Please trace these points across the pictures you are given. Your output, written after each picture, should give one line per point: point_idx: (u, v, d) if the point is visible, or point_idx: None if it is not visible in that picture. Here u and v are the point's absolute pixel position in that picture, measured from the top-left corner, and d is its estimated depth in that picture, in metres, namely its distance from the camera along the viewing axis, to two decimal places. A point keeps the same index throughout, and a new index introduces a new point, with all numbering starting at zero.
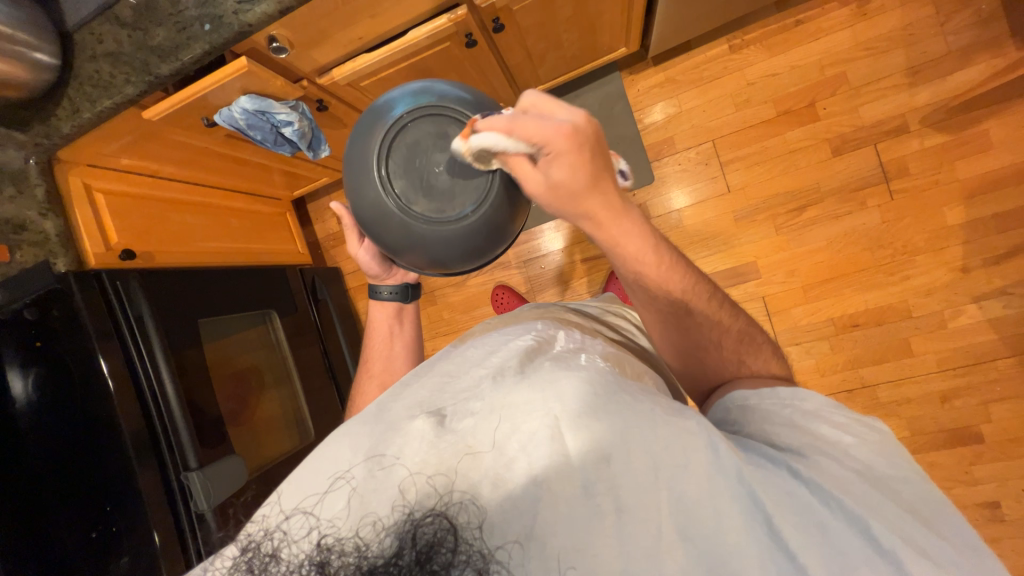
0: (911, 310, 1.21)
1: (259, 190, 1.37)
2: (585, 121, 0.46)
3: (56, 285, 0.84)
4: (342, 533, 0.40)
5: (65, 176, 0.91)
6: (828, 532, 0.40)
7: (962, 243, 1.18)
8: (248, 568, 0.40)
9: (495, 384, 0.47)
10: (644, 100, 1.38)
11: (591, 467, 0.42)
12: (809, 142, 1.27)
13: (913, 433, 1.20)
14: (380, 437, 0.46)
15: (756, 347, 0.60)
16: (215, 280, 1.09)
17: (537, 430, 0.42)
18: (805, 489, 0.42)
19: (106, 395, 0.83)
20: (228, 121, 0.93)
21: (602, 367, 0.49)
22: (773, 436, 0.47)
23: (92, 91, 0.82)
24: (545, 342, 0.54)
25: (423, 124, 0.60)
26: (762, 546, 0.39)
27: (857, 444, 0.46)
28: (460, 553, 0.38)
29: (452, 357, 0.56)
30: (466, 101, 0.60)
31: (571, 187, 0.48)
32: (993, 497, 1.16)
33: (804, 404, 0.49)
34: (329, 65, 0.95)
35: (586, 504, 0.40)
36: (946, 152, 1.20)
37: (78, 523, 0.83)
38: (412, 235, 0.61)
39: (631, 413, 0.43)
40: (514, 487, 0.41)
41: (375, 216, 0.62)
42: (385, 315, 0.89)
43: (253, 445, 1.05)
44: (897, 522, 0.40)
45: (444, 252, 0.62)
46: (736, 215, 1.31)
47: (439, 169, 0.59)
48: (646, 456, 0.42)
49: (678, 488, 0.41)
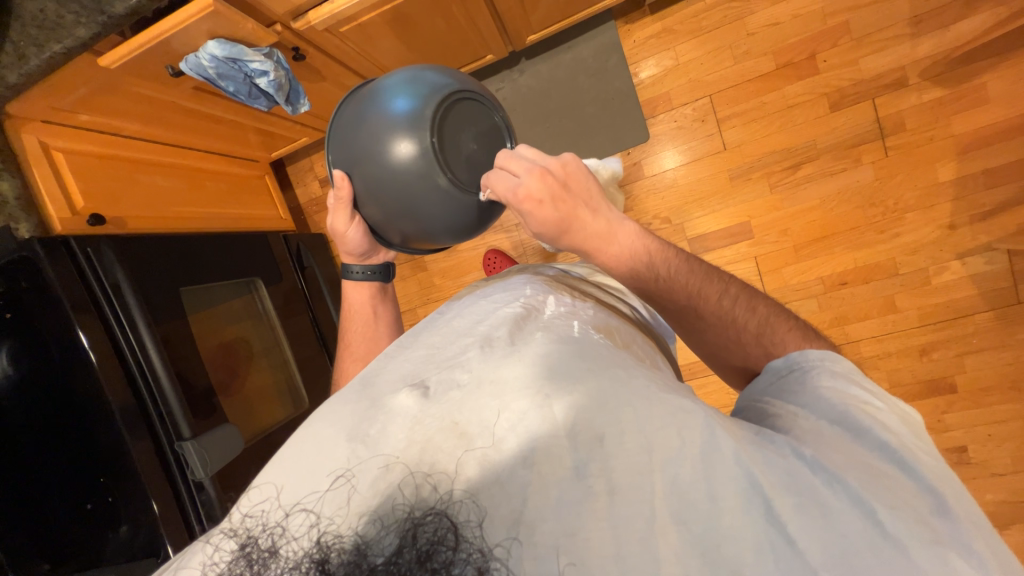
0: (898, 268, 1.23)
1: (232, 150, 1.28)
2: (532, 180, 0.59)
3: (21, 253, 0.79)
4: (342, 530, 0.38)
5: (17, 133, 0.82)
6: (827, 513, 0.39)
7: (951, 200, 1.19)
8: (248, 564, 0.38)
9: (483, 354, 0.46)
10: (639, 52, 1.31)
11: (582, 449, 0.40)
12: (808, 97, 1.24)
13: (891, 385, 1.26)
14: (365, 416, 0.44)
15: (781, 332, 0.59)
16: (196, 247, 1.04)
17: (523, 407, 0.41)
18: (809, 468, 0.41)
19: (87, 366, 0.80)
20: (195, 69, 0.85)
21: (591, 340, 0.48)
22: (795, 417, 0.48)
23: (36, 33, 0.73)
24: (533, 309, 0.52)
25: (421, 97, 0.67)
26: (761, 532, 0.38)
27: (885, 410, 0.48)
28: (460, 551, 0.36)
29: (439, 327, 0.54)
30: (450, 80, 0.70)
31: (541, 230, 0.62)
32: (961, 442, 1.23)
33: (833, 365, 0.52)
34: (304, 6, 0.88)
35: (576, 488, 0.39)
36: (942, 106, 1.18)
37: (71, 496, 0.82)
38: (435, 213, 0.69)
39: (625, 389, 0.42)
40: (502, 468, 0.39)
41: (397, 197, 0.69)
42: (360, 295, 0.87)
43: (246, 414, 1.04)
44: (907, 508, 0.41)
45: (463, 228, 0.73)
46: (730, 173, 1.29)
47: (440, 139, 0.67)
48: (639, 436, 0.41)
49: (672, 469, 0.40)
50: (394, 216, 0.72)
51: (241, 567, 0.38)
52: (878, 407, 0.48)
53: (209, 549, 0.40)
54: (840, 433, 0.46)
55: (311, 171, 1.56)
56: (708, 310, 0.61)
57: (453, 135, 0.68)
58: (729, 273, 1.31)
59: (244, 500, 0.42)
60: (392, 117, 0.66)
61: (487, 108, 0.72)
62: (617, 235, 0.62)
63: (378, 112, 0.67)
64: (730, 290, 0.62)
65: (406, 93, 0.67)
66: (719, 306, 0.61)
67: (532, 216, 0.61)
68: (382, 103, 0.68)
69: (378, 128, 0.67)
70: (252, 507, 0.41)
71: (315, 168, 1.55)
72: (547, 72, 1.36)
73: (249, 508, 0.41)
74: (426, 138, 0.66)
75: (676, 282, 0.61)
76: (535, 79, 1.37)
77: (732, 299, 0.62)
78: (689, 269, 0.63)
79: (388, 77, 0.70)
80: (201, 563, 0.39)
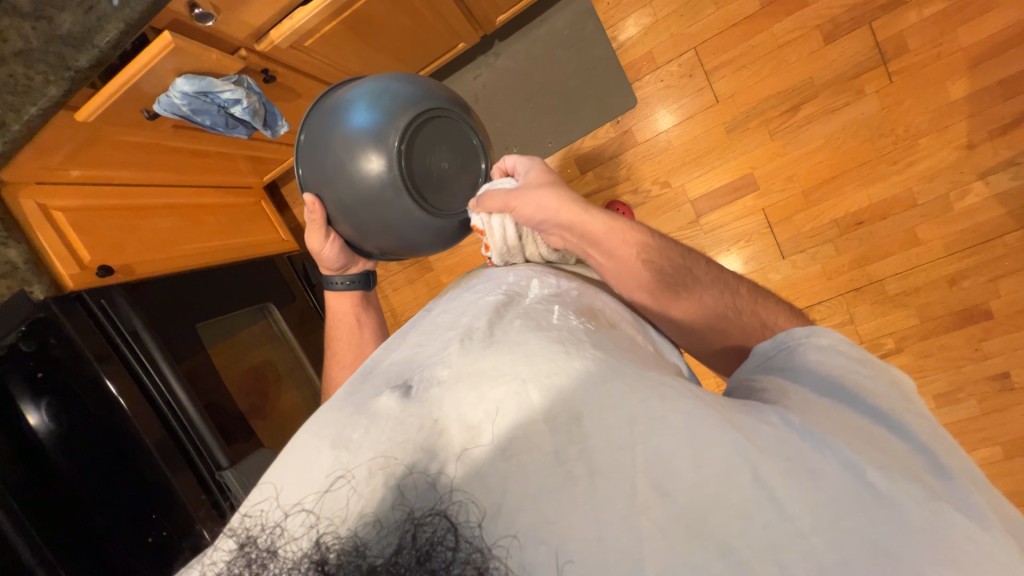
0: (916, 198, 1.17)
1: (225, 180, 1.29)
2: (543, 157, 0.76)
3: (39, 314, 0.81)
4: (342, 532, 0.36)
5: (16, 198, 0.84)
6: (815, 474, 0.37)
7: (967, 118, 1.12)
8: (246, 563, 0.35)
9: (463, 348, 0.44)
10: (615, 14, 1.26)
11: (560, 431, 0.38)
12: (800, 32, 1.18)
13: (922, 320, 1.21)
14: (348, 420, 0.42)
15: (769, 309, 0.59)
16: (204, 282, 1.07)
17: (502, 398, 0.39)
18: (800, 437, 0.39)
19: (118, 413, 0.83)
20: (170, 109, 0.86)
21: (575, 325, 0.46)
22: (785, 387, 0.46)
23: (11, 99, 0.74)
24: (515, 295, 0.52)
25: (383, 107, 0.71)
26: (750, 497, 0.35)
27: (876, 376, 0.45)
28: (460, 551, 0.33)
29: (423, 325, 0.54)
30: (415, 91, 0.74)
31: (538, 177, 0.69)
32: (1003, 369, 1.18)
33: (820, 338, 0.49)
34: (264, 27, 0.87)
35: (556, 474, 0.36)
36: (947, 18, 1.10)
37: (131, 532, 0.86)
38: (412, 225, 0.74)
39: (608, 372, 0.41)
40: (481, 461, 0.38)
41: (375, 211, 0.73)
42: (343, 304, 0.88)
43: (280, 433, 1.09)
44: (902, 466, 0.38)
45: (439, 240, 0.78)
46: (727, 125, 1.24)
47: (400, 148, 0.71)
48: (620, 412, 0.38)
49: (654, 442, 0.37)
50: (371, 229, 0.76)
51: (241, 567, 0.35)
52: (867, 373, 0.45)
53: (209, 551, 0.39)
54: (832, 403, 0.43)
55: None
56: (699, 273, 0.62)
57: (414, 145, 0.72)
58: (739, 228, 1.27)
59: (247, 501, 0.42)
60: (360, 134, 0.70)
61: (455, 124, 0.76)
62: (613, 220, 0.64)
63: (341, 122, 0.72)
64: (715, 264, 0.65)
65: (368, 104, 0.71)
66: (708, 275, 0.62)
67: (530, 170, 0.71)
68: (345, 115, 0.72)
69: (346, 134, 0.71)
70: (252, 507, 0.41)
71: None
72: (523, 51, 1.32)
73: (249, 508, 0.40)
74: (385, 147, 0.70)
75: (660, 250, 0.63)
76: (512, 60, 1.34)
77: (719, 272, 0.64)
78: (678, 247, 0.64)
79: (351, 91, 0.74)
80: (202, 565, 0.39)
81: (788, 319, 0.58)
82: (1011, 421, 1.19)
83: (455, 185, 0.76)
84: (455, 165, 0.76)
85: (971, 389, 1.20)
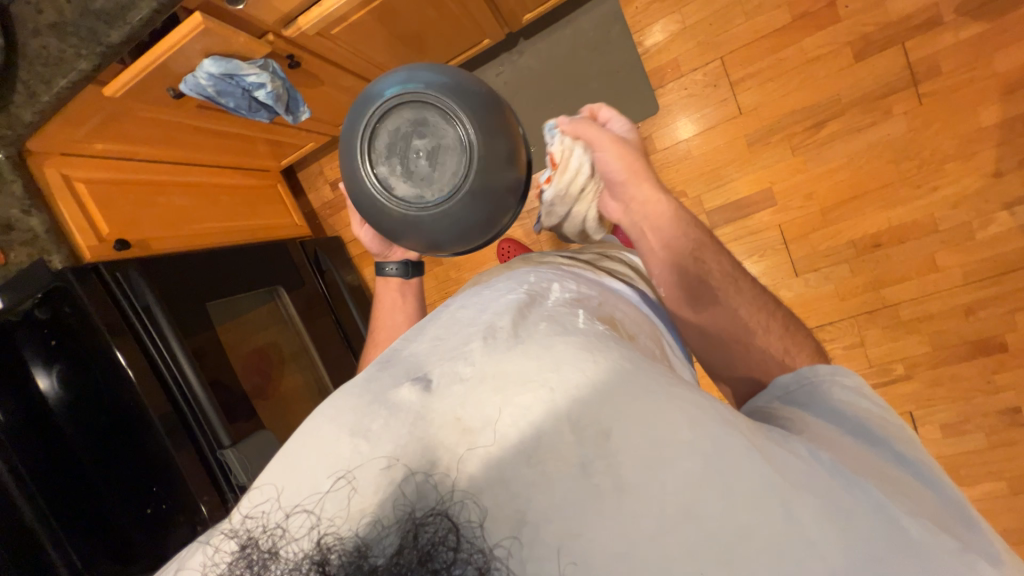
0: (937, 224, 1.15)
1: (243, 162, 1.30)
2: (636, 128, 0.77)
3: (57, 283, 0.82)
4: (342, 532, 0.36)
5: (41, 172, 0.85)
6: (849, 518, 0.36)
7: (996, 145, 1.10)
8: (247, 564, 0.37)
9: (487, 347, 0.44)
10: (643, 18, 1.25)
11: (586, 442, 0.37)
12: (830, 48, 1.16)
13: (934, 348, 1.19)
14: (366, 411, 0.43)
15: (801, 342, 0.59)
16: (217, 262, 1.07)
17: (529, 403, 0.39)
18: (831, 474, 0.38)
19: (127, 384, 0.84)
20: (195, 89, 0.87)
21: (600, 331, 0.46)
22: (806, 421, 0.45)
23: (43, 71, 0.75)
24: (537, 295, 0.52)
25: (362, 102, 0.63)
26: (778, 532, 0.35)
27: (893, 421, 0.46)
28: (461, 552, 0.34)
29: (443, 319, 0.53)
30: (396, 73, 0.63)
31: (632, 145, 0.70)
32: (1014, 403, 1.16)
33: (845, 379, 0.49)
34: (293, 13, 0.87)
35: (581, 485, 0.36)
36: (983, 43, 1.08)
37: (131, 504, 0.87)
38: (436, 225, 0.63)
39: (633, 382, 0.40)
40: (501, 464, 0.37)
41: (392, 217, 0.63)
42: (390, 290, 0.88)
43: (279, 417, 1.09)
44: (927, 513, 0.39)
45: (471, 234, 0.65)
46: (748, 138, 1.23)
47: (382, 143, 0.62)
48: (646, 427, 0.38)
49: (684, 466, 0.37)
50: (394, 239, 0.66)
51: (242, 568, 0.37)
52: (886, 417, 0.45)
53: (214, 550, 0.40)
54: (854, 442, 0.43)
55: (320, 175, 1.58)
56: (715, 281, 0.62)
57: (395, 136, 0.62)
58: (753, 243, 1.25)
59: (246, 501, 0.42)
60: (346, 140, 0.64)
61: (442, 93, 0.61)
62: (680, 209, 0.67)
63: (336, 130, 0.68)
64: (761, 289, 0.64)
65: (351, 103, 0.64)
66: (747, 297, 0.62)
67: (627, 133, 0.71)
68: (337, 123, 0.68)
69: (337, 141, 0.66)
70: (252, 508, 0.41)
71: (325, 171, 1.57)
72: (547, 50, 1.31)
73: (249, 510, 0.41)
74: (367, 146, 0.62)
75: (711, 256, 0.64)
76: (536, 59, 1.33)
77: (763, 298, 0.62)
78: (728, 264, 0.64)
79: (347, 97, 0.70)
80: (201, 566, 0.39)
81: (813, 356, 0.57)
82: (1018, 457, 1.17)
83: (456, 169, 0.61)
84: (451, 144, 0.61)
85: (980, 421, 1.18)
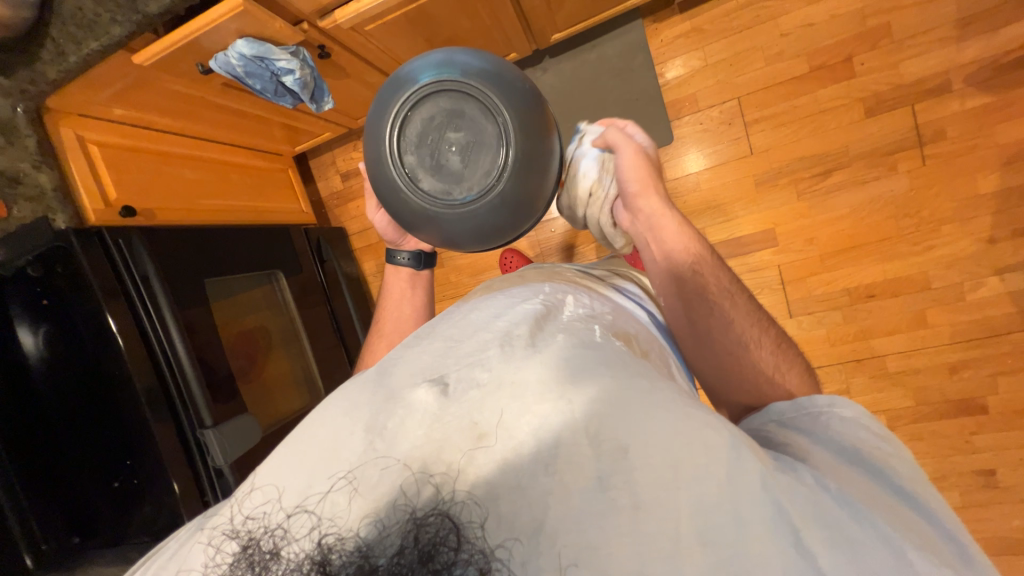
0: (931, 282, 1.18)
1: (257, 143, 1.30)
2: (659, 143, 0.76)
3: (58, 244, 0.81)
4: (344, 530, 0.37)
5: (55, 126, 0.84)
6: (857, 549, 0.37)
7: (992, 213, 1.14)
8: (249, 565, 0.37)
9: (504, 354, 0.44)
10: (667, 51, 1.28)
11: (605, 458, 0.38)
12: (843, 101, 1.20)
13: (918, 403, 1.21)
14: (380, 408, 0.43)
15: (790, 360, 0.59)
16: (219, 240, 1.07)
17: (546, 413, 0.40)
18: (837, 503, 0.39)
19: (116, 352, 0.83)
20: (225, 68, 0.88)
21: (614, 347, 0.47)
22: (805, 447, 0.45)
23: (76, 32, 0.75)
24: (553, 307, 0.52)
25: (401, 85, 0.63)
26: (790, 562, 0.35)
27: (897, 456, 0.45)
28: (462, 552, 0.35)
29: (456, 320, 0.53)
30: (438, 61, 0.63)
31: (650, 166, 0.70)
32: (990, 465, 1.18)
33: (839, 410, 0.48)
34: (331, 5, 0.88)
35: (599, 502, 0.37)
36: (988, 113, 1.12)
37: (100, 478, 0.85)
38: (457, 223, 0.64)
39: (646, 400, 0.41)
40: (517, 471, 0.38)
41: (415, 208, 0.64)
42: (399, 281, 0.89)
43: (262, 402, 1.07)
44: (934, 551, 0.38)
45: (486, 237, 0.67)
46: (757, 178, 1.26)
47: (415, 131, 0.63)
48: (663, 448, 0.38)
49: (699, 490, 0.37)
50: (412, 230, 0.67)
51: (243, 569, 0.37)
52: (890, 452, 0.45)
53: (215, 542, 0.40)
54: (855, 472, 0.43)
55: (332, 165, 1.58)
56: (710, 294, 0.62)
57: (430, 125, 0.63)
58: (751, 280, 1.27)
59: (245, 501, 0.41)
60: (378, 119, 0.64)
61: (485, 90, 0.62)
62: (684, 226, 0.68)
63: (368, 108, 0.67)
64: (754, 305, 0.64)
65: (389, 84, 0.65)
66: (743, 311, 0.62)
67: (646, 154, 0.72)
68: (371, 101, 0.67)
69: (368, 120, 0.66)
70: (253, 509, 0.40)
71: (337, 162, 1.57)
72: (571, 70, 1.34)
73: (250, 511, 0.40)
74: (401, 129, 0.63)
75: (712, 268, 0.64)
76: (558, 78, 1.36)
77: (754, 313, 0.63)
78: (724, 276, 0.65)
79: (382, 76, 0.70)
80: (201, 564, 0.39)
81: (804, 376, 0.58)
82: (989, 518, 1.19)
83: (484, 167, 0.63)
84: (484, 142, 0.62)
85: (956, 479, 1.20)
